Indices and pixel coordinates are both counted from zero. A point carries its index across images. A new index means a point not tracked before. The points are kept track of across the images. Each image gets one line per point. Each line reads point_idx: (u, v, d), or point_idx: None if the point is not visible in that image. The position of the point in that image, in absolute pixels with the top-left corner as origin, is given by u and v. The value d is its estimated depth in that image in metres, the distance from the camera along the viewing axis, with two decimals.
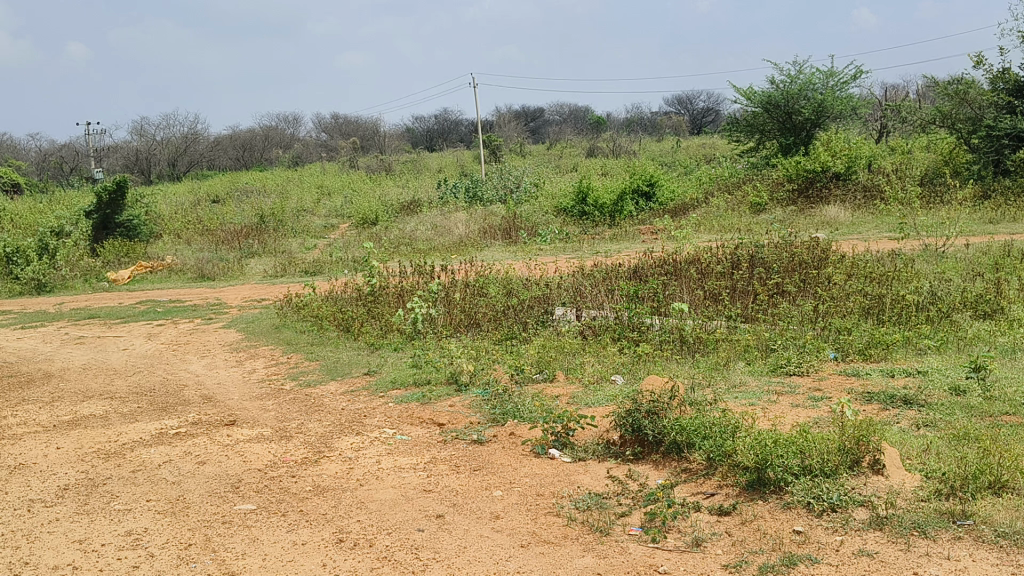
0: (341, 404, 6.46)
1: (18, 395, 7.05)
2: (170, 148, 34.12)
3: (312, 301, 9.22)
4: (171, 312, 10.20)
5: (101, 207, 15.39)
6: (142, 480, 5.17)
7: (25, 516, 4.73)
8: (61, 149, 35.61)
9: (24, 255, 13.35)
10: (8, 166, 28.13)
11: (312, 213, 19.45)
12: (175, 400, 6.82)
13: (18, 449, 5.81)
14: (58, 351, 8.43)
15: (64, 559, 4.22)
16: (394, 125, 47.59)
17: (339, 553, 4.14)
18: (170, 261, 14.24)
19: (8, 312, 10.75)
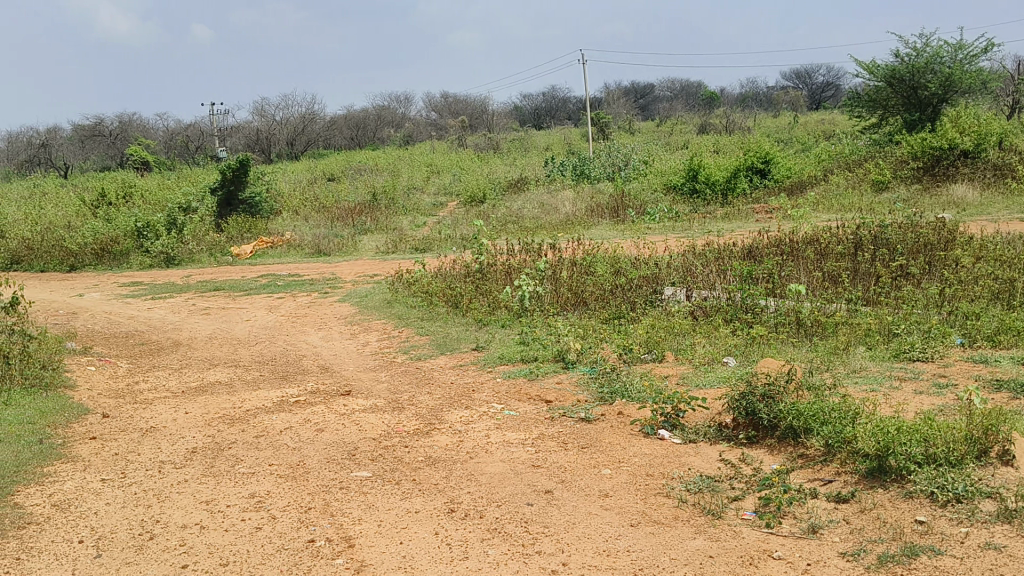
0: (451, 378, 6.58)
1: (150, 362, 7.48)
2: (288, 128, 35.41)
3: (422, 277, 9.38)
4: (290, 286, 10.58)
5: (225, 184, 16.03)
6: (264, 445, 5.41)
7: (157, 477, 5.03)
8: (187, 128, 37.26)
9: (154, 229, 14.12)
10: (141, 146, 29.74)
11: (421, 189, 19.79)
12: (293, 369, 7.08)
13: (150, 413, 6.17)
14: (186, 321, 8.89)
15: (192, 518, 4.47)
16: (503, 105, 47.93)
17: (451, 523, 4.24)
18: (289, 237, 14.77)
19: (140, 283, 11.39)
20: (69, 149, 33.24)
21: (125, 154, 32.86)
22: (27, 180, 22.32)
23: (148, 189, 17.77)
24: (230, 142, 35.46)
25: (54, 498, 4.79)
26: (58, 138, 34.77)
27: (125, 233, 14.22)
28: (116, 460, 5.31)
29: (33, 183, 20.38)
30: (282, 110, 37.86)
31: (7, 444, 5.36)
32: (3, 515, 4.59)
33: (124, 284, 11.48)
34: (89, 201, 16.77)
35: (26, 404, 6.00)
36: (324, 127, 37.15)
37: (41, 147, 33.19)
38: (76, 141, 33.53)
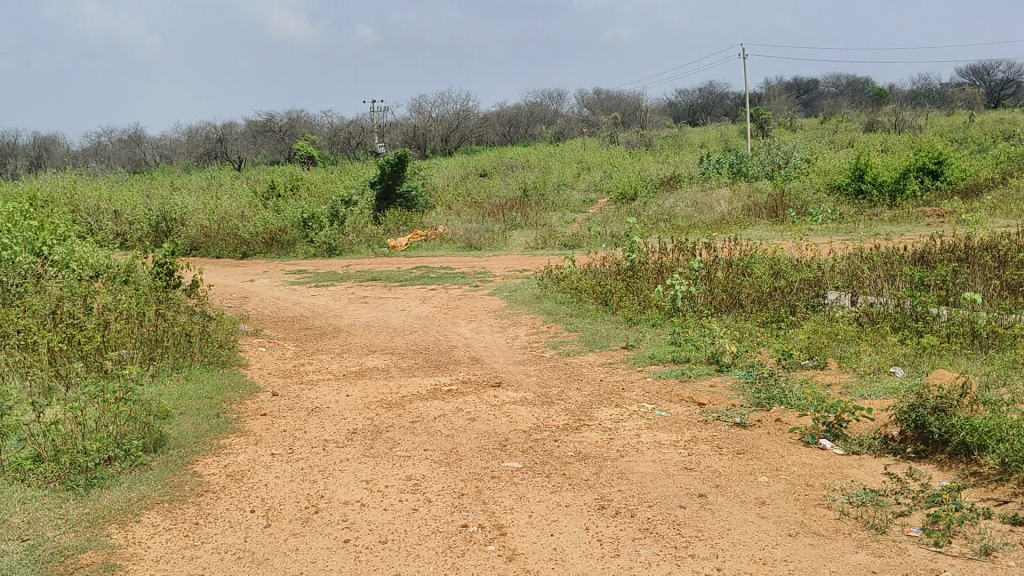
0: (600, 375, 6.59)
1: (314, 345, 7.90)
2: (444, 124, 36.41)
3: (572, 274, 9.41)
4: (442, 279, 10.85)
5: (383, 178, 16.64)
6: (420, 431, 5.60)
7: (321, 454, 5.30)
8: (350, 124, 38.86)
9: (318, 221, 14.88)
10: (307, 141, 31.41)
11: (571, 186, 19.88)
12: (446, 359, 7.28)
13: (315, 393, 6.52)
14: (346, 308, 9.32)
15: (354, 496, 4.69)
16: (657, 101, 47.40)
17: (602, 519, 4.24)
18: (442, 230, 15.19)
19: (305, 271, 12.01)
20: (243, 144, 35.44)
21: (293, 148, 34.76)
22: (206, 172, 24.01)
23: (313, 182, 18.72)
24: (388, 138, 36.77)
25: (229, 468, 5.15)
26: (234, 132, 37.15)
27: (292, 223, 15.04)
28: (284, 436, 5.64)
29: (211, 175, 21.90)
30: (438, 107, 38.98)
31: (188, 416, 5.83)
32: (184, 481, 4.98)
33: (291, 271, 12.14)
34: (260, 193, 17.85)
35: (205, 380, 6.49)
36: (478, 124, 37.95)
37: (220, 141, 35.62)
38: (248, 135, 35.68)
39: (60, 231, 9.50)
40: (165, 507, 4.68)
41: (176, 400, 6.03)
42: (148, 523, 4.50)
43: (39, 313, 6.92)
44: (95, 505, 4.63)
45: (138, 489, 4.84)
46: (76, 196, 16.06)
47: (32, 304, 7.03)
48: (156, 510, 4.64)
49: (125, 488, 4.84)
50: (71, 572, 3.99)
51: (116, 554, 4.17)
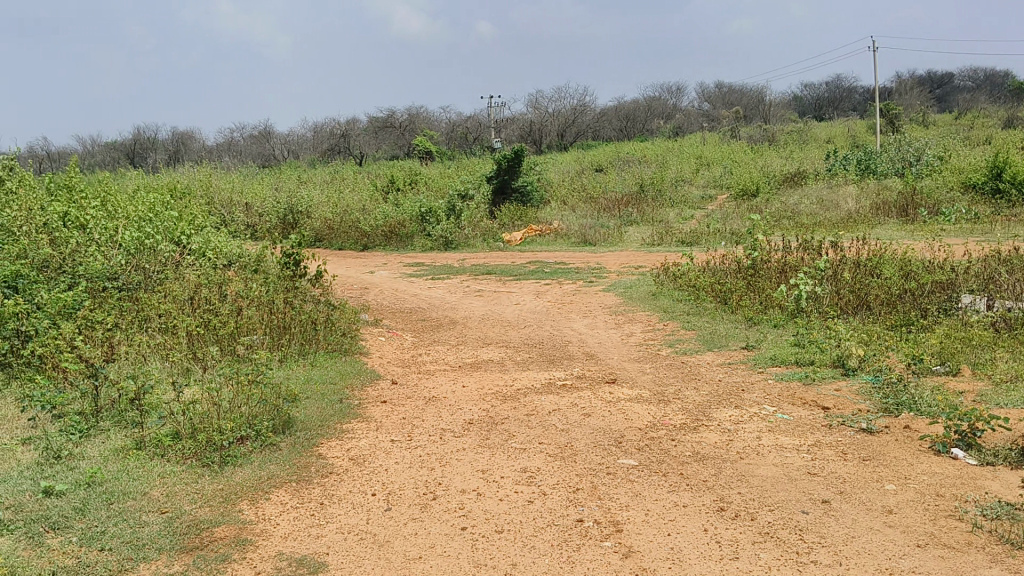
0: (719, 375, 6.46)
1: (431, 336, 8.08)
2: (560, 119, 36.50)
3: (689, 271, 9.26)
4: (557, 274, 10.88)
5: (500, 173, 16.81)
6: (535, 424, 5.64)
7: (439, 443, 5.42)
8: (468, 119, 39.40)
9: (435, 215, 15.24)
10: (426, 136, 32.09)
11: (689, 182, 19.55)
12: (560, 354, 7.31)
13: (432, 383, 6.67)
14: (462, 301, 9.48)
15: (471, 485, 4.77)
16: (781, 95, 46.01)
17: (720, 521, 4.17)
18: (557, 225, 15.23)
19: (422, 264, 12.28)
20: (366, 139, 36.52)
21: (412, 144, 35.56)
22: (332, 166, 24.89)
23: (431, 176, 19.11)
24: (504, 133, 37.12)
25: (352, 452, 5.33)
26: (357, 127, 38.32)
27: (411, 217, 15.42)
28: (403, 424, 5.79)
29: (335, 169, 22.66)
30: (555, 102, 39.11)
31: (314, 400, 6.07)
32: (310, 463, 5.18)
33: (409, 264, 12.42)
34: (380, 187, 18.36)
35: (328, 366, 6.74)
36: (595, 119, 37.87)
37: (344, 136, 36.82)
38: (370, 131, 36.73)
39: (198, 221, 10.05)
40: (292, 486, 4.89)
41: (302, 384, 6.29)
42: (276, 500, 4.71)
43: (179, 298, 7.35)
44: (228, 481, 4.88)
45: (268, 468, 5.08)
46: (211, 188, 16.94)
47: (172, 289, 7.48)
48: (284, 489, 4.85)
49: (255, 466, 5.09)
50: (205, 545, 4.23)
51: (246, 529, 4.39)
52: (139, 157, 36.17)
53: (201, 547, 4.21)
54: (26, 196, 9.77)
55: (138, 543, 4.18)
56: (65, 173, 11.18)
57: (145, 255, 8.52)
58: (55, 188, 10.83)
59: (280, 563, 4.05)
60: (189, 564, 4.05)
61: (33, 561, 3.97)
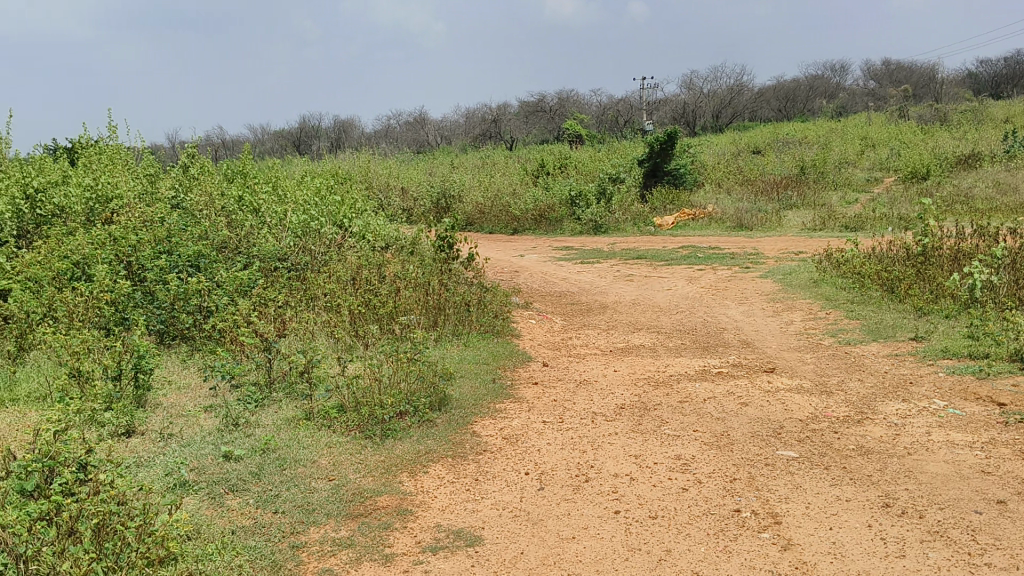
0: (885, 367, 6.14)
1: (582, 320, 8.11)
2: (715, 100, 35.59)
3: (854, 257, 8.82)
4: (711, 259, 10.64)
5: (652, 156, 16.62)
6: (689, 411, 5.56)
7: (591, 426, 5.44)
8: (619, 103, 39.05)
9: (585, 198, 15.30)
10: (577, 119, 32.08)
11: (853, 164, 18.61)
12: (714, 341, 7.16)
13: (584, 367, 6.70)
14: (613, 285, 9.45)
15: (624, 469, 4.77)
16: (956, 73, 42.90)
17: (886, 518, 3.98)
18: (711, 209, 14.89)
19: (573, 248, 12.34)
20: (517, 124, 36.98)
21: (562, 128, 35.65)
22: (485, 151, 25.37)
23: (581, 160, 19.11)
24: (656, 116, 36.57)
25: (505, 431, 5.45)
26: (508, 112, 38.83)
27: (561, 201, 15.52)
28: (555, 406, 5.85)
29: (487, 154, 23.06)
30: (710, 83, 38.22)
31: (468, 379, 6.24)
32: (465, 440, 5.34)
33: (559, 248, 12.50)
34: (531, 170, 18.55)
35: (482, 348, 6.91)
36: (751, 100, 36.67)
37: (496, 121, 37.40)
38: (522, 115, 37.19)
39: (358, 205, 10.52)
40: (449, 461, 5.05)
41: (457, 364, 6.49)
42: (434, 474, 4.88)
43: (342, 279, 7.72)
44: (389, 454, 5.11)
45: (426, 443, 5.27)
46: (370, 172, 17.66)
47: (336, 270, 7.87)
48: (441, 463, 5.02)
49: (414, 440, 5.29)
50: (369, 513, 4.45)
51: (407, 500, 4.57)
52: (304, 145, 38.13)
53: (365, 514, 4.43)
54: (206, 181, 10.52)
55: (308, 508, 4.45)
56: (240, 161, 11.96)
57: (312, 238, 9.02)
58: (231, 174, 11.61)
59: (439, 534, 4.21)
60: (355, 530, 4.27)
61: (216, 519, 4.31)
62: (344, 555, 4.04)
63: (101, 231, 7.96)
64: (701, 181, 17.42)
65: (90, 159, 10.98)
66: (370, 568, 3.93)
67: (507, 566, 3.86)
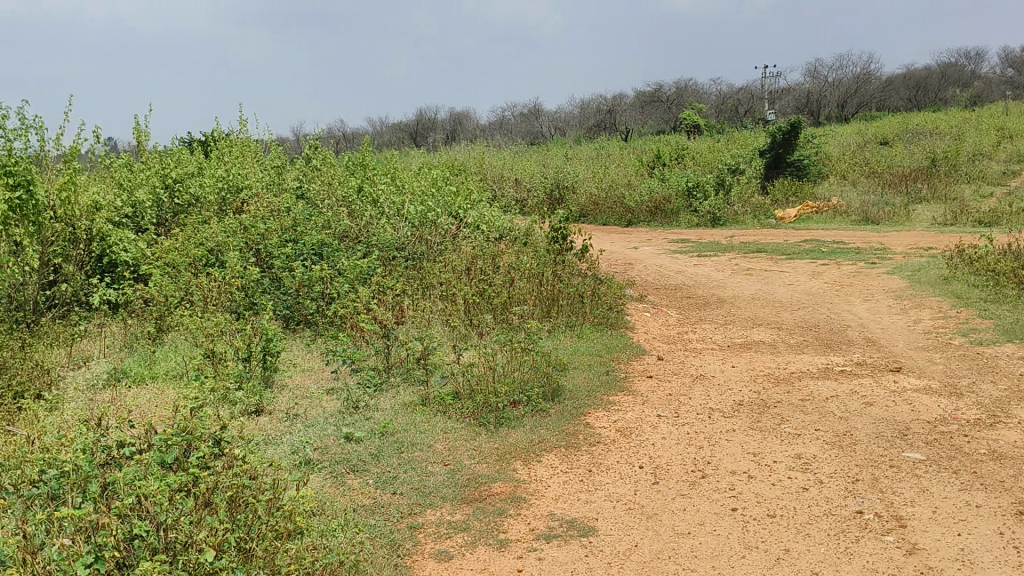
0: (1022, 369, 5.79)
1: (698, 314, 7.99)
2: (840, 89, 34.22)
3: (989, 253, 8.33)
4: (834, 253, 10.28)
5: (774, 146, 16.12)
6: (810, 410, 5.40)
7: (707, 422, 5.36)
8: (738, 93, 38.04)
9: (703, 189, 15.08)
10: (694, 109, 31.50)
11: (989, 155, 17.54)
12: (837, 339, 6.92)
13: (700, 361, 6.60)
14: (730, 280, 9.25)
15: (741, 467, 4.68)
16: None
17: (1020, 527, 3.78)
18: (835, 202, 14.37)
19: (688, 240, 12.14)
20: (632, 114, 36.69)
21: (677, 119, 35.11)
22: (600, 142, 25.24)
23: (699, 150, 18.75)
24: (776, 106, 35.51)
25: (619, 424, 5.43)
26: (623, 104, 38.53)
27: (677, 192, 15.32)
28: (670, 400, 5.80)
29: (601, 145, 22.94)
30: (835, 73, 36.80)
31: (582, 370, 6.26)
32: (579, 431, 5.35)
33: (675, 240, 12.33)
34: (646, 161, 18.35)
35: (596, 340, 6.91)
36: (878, 89, 35.08)
37: (611, 112, 37.13)
38: (638, 106, 36.87)
39: (474, 195, 10.67)
40: (562, 451, 5.08)
41: (571, 355, 6.52)
42: (547, 463, 4.92)
43: (457, 269, 7.86)
44: (503, 441, 5.18)
45: (539, 432, 5.31)
46: (485, 164, 17.88)
47: (452, 260, 8.02)
48: (555, 453, 5.05)
49: (528, 429, 5.35)
50: (484, 498, 4.53)
51: (521, 488, 4.63)
52: (421, 137, 38.86)
53: (480, 500, 4.52)
54: (328, 173, 10.91)
55: (425, 491, 4.57)
56: (360, 152, 12.33)
57: (428, 228, 9.22)
58: (352, 165, 11.99)
59: (553, 523, 4.24)
60: (470, 514, 4.36)
61: (338, 497, 4.49)
62: (460, 538, 4.13)
63: (233, 220, 8.40)
64: (824, 173, 16.80)
65: (223, 151, 11.54)
66: (485, 552, 4.01)
67: (622, 558, 3.86)
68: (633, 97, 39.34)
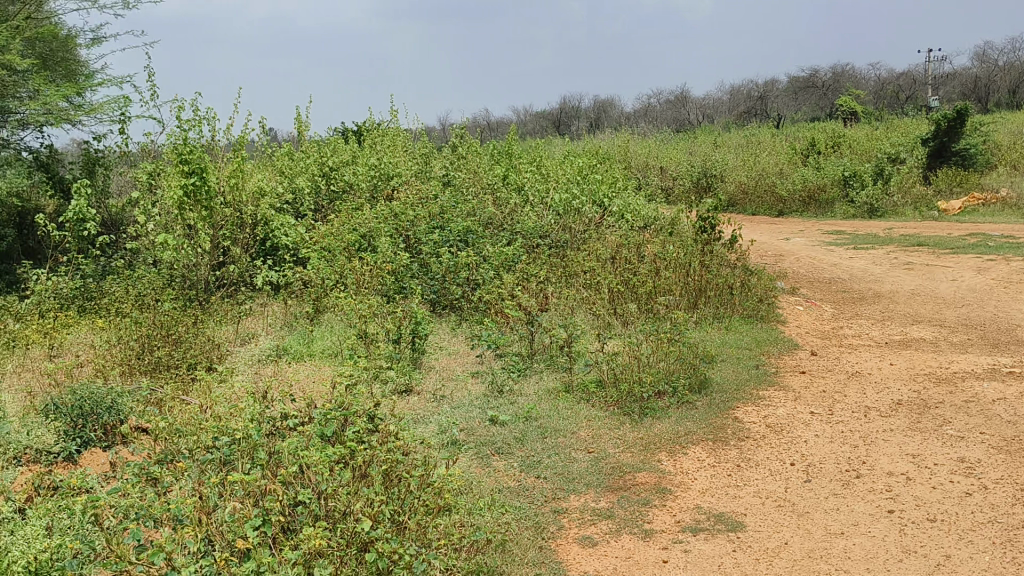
0: None
1: (852, 309, 7.65)
2: (1015, 72, 31.69)
3: None
4: (1005, 248, 9.57)
5: (938, 135, 15.17)
6: (976, 411, 5.08)
7: (862, 420, 5.14)
8: (898, 77, 35.92)
9: (860, 179, 14.32)
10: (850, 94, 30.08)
11: None
12: (1006, 338, 6.45)
13: (855, 358, 6.33)
14: (887, 274, 8.79)
15: (899, 467, 4.46)
16: None
17: None
18: (1006, 194, 13.37)
19: (842, 232, 11.63)
20: (784, 101, 35.71)
21: (831, 105, 33.65)
22: (750, 129, 24.58)
23: (856, 137, 17.88)
24: (942, 90, 33.36)
25: (769, 419, 5.28)
26: (775, 90, 37.35)
27: (832, 181, 14.71)
28: (823, 397, 5.59)
29: (750, 131, 22.26)
30: (1010, 54, 34.09)
31: (729, 363, 6.13)
32: (726, 424, 5.25)
33: (828, 231, 11.84)
34: (799, 150, 17.69)
35: (745, 332, 6.75)
36: None
37: (762, 99, 35.95)
38: (789, 92, 35.91)
39: (619, 183, 10.61)
40: (709, 445, 5.00)
41: (718, 347, 6.39)
42: (694, 456, 4.85)
43: (602, 256, 7.85)
44: (648, 432, 5.15)
45: (685, 424, 5.25)
46: (630, 152, 17.77)
47: (595, 248, 8.01)
48: (701, 446, 4.98)
49: (673, 421, 5.30)
50: (628, 487, 4.53)
51: (666, 479, 4.59)
52: (565, 125, 39.12)
53: (624, 488, 4.52)
54: (475, 161, 11.13)
55: (569, 476, 4.61)
56: (506, 140, 12.51)
57: (573, 216, 9.26)
58: (498, 154, 12.18)
59: (699, 516, 4.19)
60: (614, 502, 4.37)
61: (485, 477, 4.60)
62: (605, 526, 4.15)
63: (384, 207, 8.74)
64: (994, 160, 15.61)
65: (376, 140, 11.99)
66: (630, 541, 4.01)
67: (770, 555, 3.77)
68: (784, 82, 37.95)
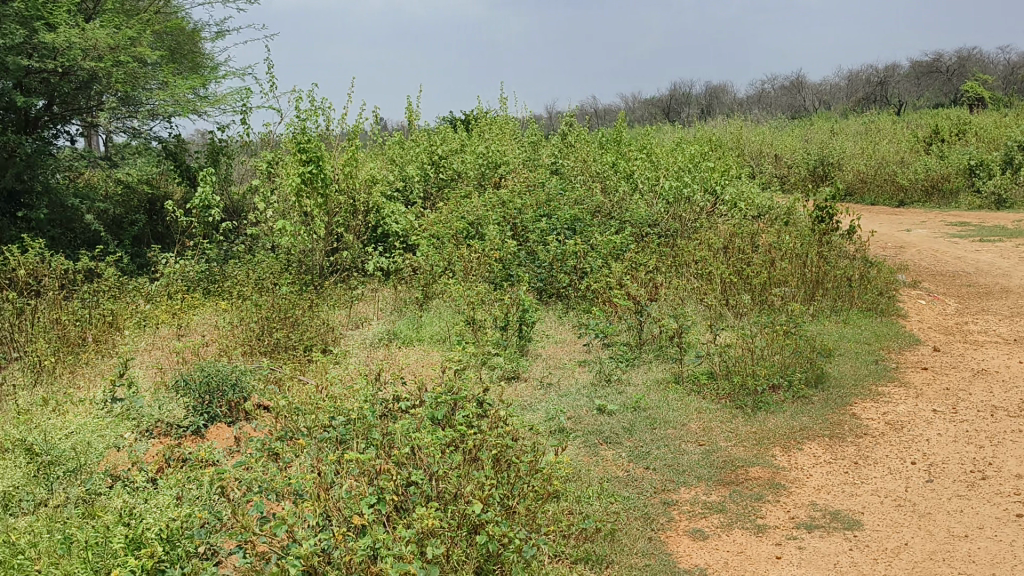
0: None
1: (979, 304, 7.25)
2: None
3: None
4: None
5: None
6: None
7: (988, 420, 4.94)
8: None
9: (987, 168, 13.64)
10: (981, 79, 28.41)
11: None
12: None
13: (982, 354, 6.04)
14: (1017, 268, 8.28)
15: None
16: None
17: None
18: None
19: (969, 224, 11.02)
20: (907, 87, 34.04)
21: (958, 90, 31.87)
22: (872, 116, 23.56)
23: (986, 124, 16.88)
24: None
25: (889, 417, 5.07)
26: (897, 75, 35.66)
27: (957, 170, 14.00)
28: (948, 394, 5.35)
29: (871, 118, 21.35)
30: None
31: (848, 358, 5.91)
32: (844, 421, 5.06)
33: (953, 223, 11.23)
34: (922, 137, 16.83)
35: (863, 325, 6.52)
36: None
37: (881, 84, 34.41)
38: (913, 77, 34.22)
39: (731, 171, 10.36)
40: (825, 441, 4.82)
41: (836, 341, 6.17)
42: (809, 452, 4.70)
43: (714, 246, 7.63)
44: (761, 426, 5.02)
45: (800, 420, 5.08)
46: (742, 140, 17.34)
47: (708, 238, 7.79)
48: (817, 442, 4.81)
49: (788, 416, 5.14)
50: (740, 482, 4.43)
51: (780, 475, 4.46)
52: (674, 112, 38.53)
53: (736, 483, 4.42)
54: (583, 149, 11.08)
55: (679, 468, 4.54)
56: (615, 128, 12.40)
57: (683, 205, 9.10)
58: (606, 141, 12.09)
59: (814, 513, 4.06)
60: (725, 496, 4.28)
61: (593, 466, 4.57)
62: (716, 519, 4.07)
63: (492, 195, 8.82)
64: None
65: (485, 128, 12.08)
66: (742, 536, 3.92)
67: (890, 555, 3.62)
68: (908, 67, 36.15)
